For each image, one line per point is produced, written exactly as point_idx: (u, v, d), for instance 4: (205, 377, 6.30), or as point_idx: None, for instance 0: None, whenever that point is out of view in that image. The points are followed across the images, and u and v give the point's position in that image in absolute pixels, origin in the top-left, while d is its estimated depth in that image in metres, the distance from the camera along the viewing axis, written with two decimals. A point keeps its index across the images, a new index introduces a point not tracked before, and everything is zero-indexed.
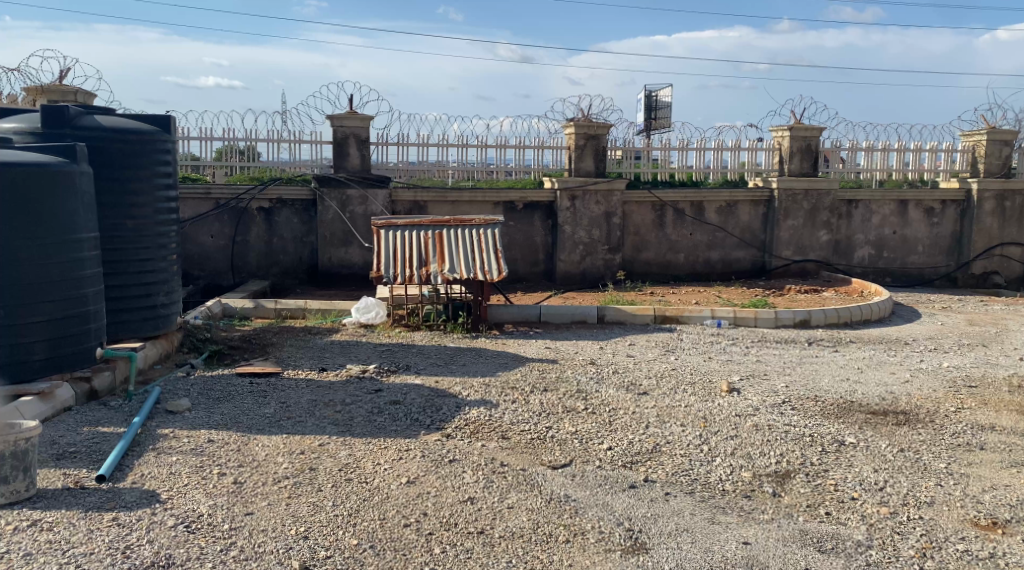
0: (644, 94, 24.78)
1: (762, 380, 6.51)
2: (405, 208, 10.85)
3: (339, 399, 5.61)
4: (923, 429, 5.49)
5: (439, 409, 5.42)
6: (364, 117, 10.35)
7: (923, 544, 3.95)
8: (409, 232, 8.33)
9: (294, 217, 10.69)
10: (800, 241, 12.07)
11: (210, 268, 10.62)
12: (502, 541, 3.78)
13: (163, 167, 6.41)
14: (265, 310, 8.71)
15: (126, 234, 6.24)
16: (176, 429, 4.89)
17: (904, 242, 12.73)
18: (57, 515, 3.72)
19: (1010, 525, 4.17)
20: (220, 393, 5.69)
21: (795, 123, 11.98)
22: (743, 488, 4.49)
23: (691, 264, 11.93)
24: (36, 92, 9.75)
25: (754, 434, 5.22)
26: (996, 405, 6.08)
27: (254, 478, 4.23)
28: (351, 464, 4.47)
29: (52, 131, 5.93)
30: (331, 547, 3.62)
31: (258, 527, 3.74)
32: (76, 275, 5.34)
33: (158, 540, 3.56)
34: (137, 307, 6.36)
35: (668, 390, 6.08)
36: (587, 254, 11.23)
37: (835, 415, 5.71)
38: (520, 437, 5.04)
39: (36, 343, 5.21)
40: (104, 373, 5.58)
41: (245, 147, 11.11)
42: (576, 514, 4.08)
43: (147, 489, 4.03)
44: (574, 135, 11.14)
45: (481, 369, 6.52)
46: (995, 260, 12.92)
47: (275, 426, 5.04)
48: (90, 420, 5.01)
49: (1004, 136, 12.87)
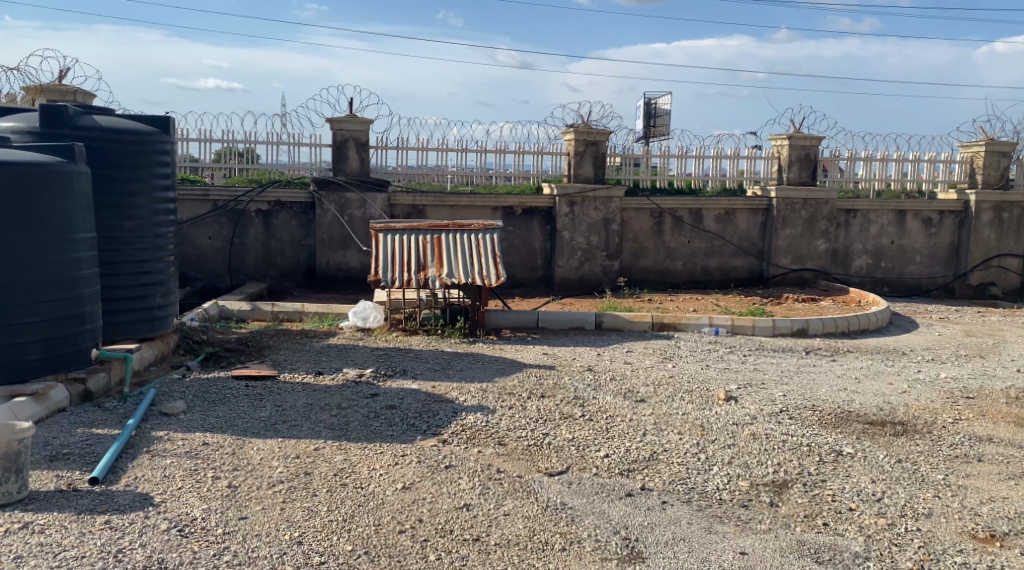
0: (644, 101, 24.82)
1: (759, 388, 6.49)
2: (404, 211, 10.83)
3: (334, 403, 5.58)
4: (921, 440, 5.47)
5: (436, 415, 5.39)
6: (364, 121, 10.37)
7: (922, 556, 3.93)
8: (408, 236, 8.29)
9: (292, 220, 10.67)
10: (798, 250, 12.07)
11: (207, 270, 10.60)
12: (497, 548, 3.75)
13: (162, 167, 6.38)
14: (262, 313, 8.68)
15: (124, 235, 6.21)
16: (171, 431, 4.86)
17: (902, 252, 12.74)
18: (49, 517, 3.69)
19: (1008, 538, 4.16)
20: (215, 395, 5.66)
21: (795, 132, 12.01)
22: (740, 497, 4.47)
23: (689, 271, 11.91)
24: (36, 91, 9.74)
25: (752, 443, 5.20)
26: (994, 416, 6.07)
27: (249, 482, 4.20)
28: (346, 469, 4.45)
29: (51, 131, 5.90)
30: (325, 552, 3.59)
31: (252, 532, 3.71)
32: (73, 275, 5.33)
33: (151, 544, 3.53)
34: (133, 308, 6.33)
35: (666, 398, 6.05)
36: (585, 260, 11.20)
37: (833, 425, 5.69)
38: (516, 443, 5.01)
39: (30, 343, 5.17)
40: (98, 374, 5.57)
41: (245, 149, 11.14)
42: (572, 522, 4.05)
43: (141, 492, 4.00)
44: (574, 141, 11.13)
45: (478, 374, 6.49)
46: (993, 271, 12.93)
47: (271, 429, 5.02)
48: (84, 421, 4.98)
49: (1003, 148, 12.87)
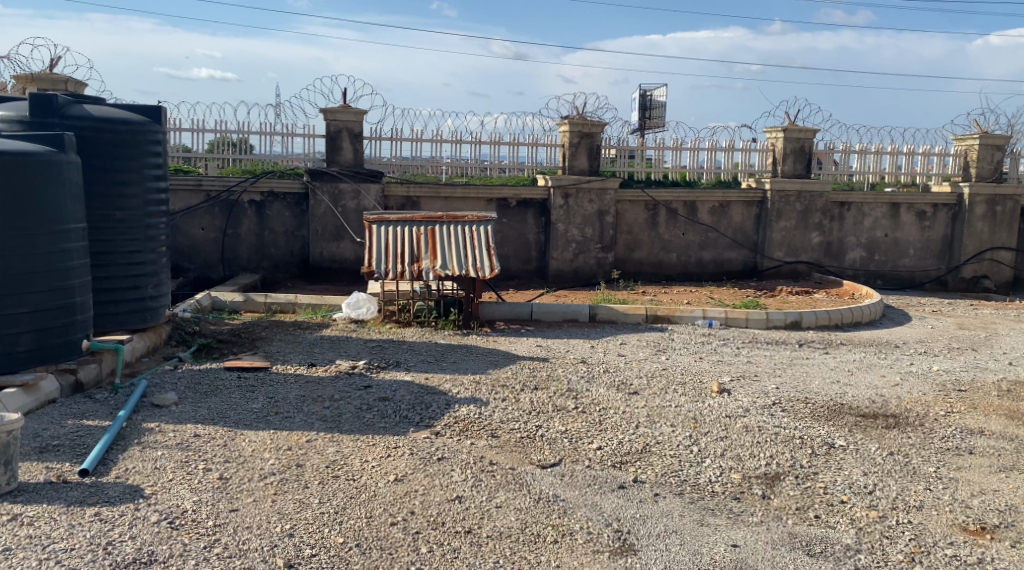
0: (639, 93, 24.72)
1: (752, 381, 6.49)
2: (397, 202, 10.78)
3: (328, 395, 5.57)
4: (913, 433, 5.48)
5: (428, 407, 5.37)
6: (358, 111, 10.33)
7: (913, 548, 3.94)
8: (401, 228, 8.24)
9: (285, 211, 10.63)
10: (792, 243, 12.07)
11: (200, 261, 10.55)
12: (490, 540, 3.75)
13: (153, 157, 6.34)
14: (255, 304, 8.64)
15: (114, 226, 6.16)
16: (162, 424, 4.84)
17: (896, 245, 12.76)
18: (38, 510, 3.67)
19: (998, 531, 4.17)
20: (207, 387, 5.64)
21: (789, 124, 11.95)
22: (733, 490, 4.48)
23: (683, 263, 11.91)
24: (27, 80, 9.67)
25: (744, 435, 5.21)
26: (986, 409, 6.09)
27: (240, 474, 4.19)
28: (339, 461, 4.44)
29: (40, 120, 5.86)
30: (316, 545, 3.58)
31: (243, 524, 3.70)
32: (63, 265, 5.30)
33: (141, 536, 3.52)
34: (124, 299, 6.30)
35: (659, 390, 6.06)
36: (579, 252, 11.21)
37: (825, 417, 5.71)
38: (509, 435, 5.00)
39: (20, 334, 5.14)
40: (89, 365, 5.53)
41: (238, 139, 11.17)
42: (565, 514, 4.06)
43: (131, 484, 3.99)
44: (568, 133, 11.08)
45: (471, 366, 6.47)
46: (985, 264, 12.97)
47: (263, 421, 5.00)
48: (74, 412, 4.95)
49: (997, 141, 12.87)
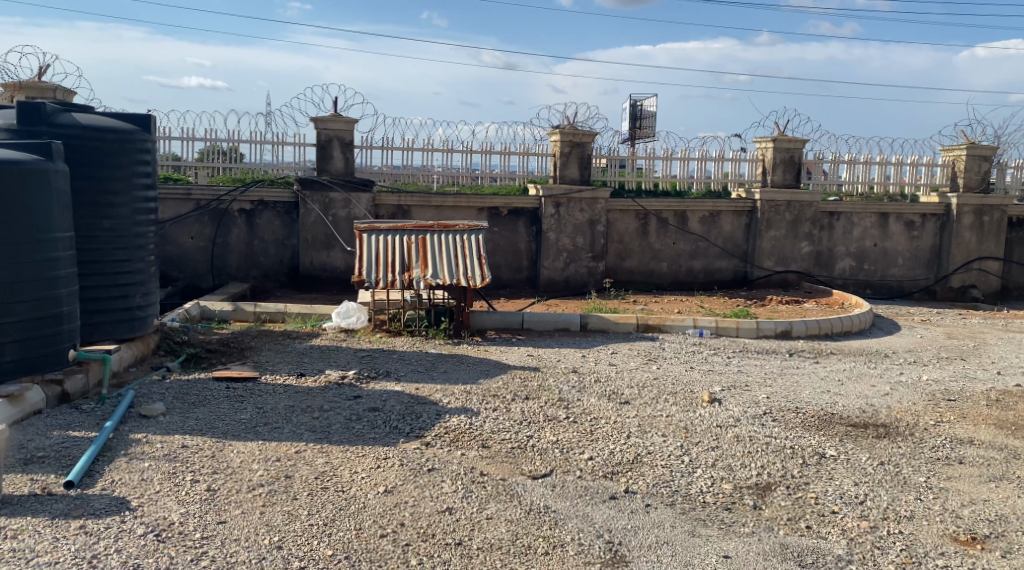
0: (628, 103, 24.83)
1: (743, 391, 6.48)
2: (388, 211, 10.76)
3: (317, 405, 5.53)
4: (903, 443, 5.49)
5: (419, 417, 5.35)
6: (349, 120, 10.31)
7: (904, 559, 3.94)
8: (392, 237, 8.23)
9: (275, 219, 10.60)
10: (782, 252, 12.10)
11: (189, 270, 10.49)
12: (480, 552, 3.72)
13: (141, 165, 6.29)
14: (244, 313, 8.60)
15: (102, 234, 6.12)
16: (149, 434, 4.80)
17: (885, 255, 12.80)
18: (22, 523, 3.62)
19: (989, 540, 4.17)
20: (195, 397, 5.59)
21: (778, 135, 12.01)
22: (724, 500, 4.47)
23: (673, 272, 11.93)
24: (15, 87, 9.62)
25: (736, 445, 5.20)
26: (975, 418, 6.11)
27: (228, 485, 4.14)
28: (328, 472, 4.40)
29: (28, 129, 5.84)
30: (304, 557, 3.55)
31: (231, 536, 3.66)
32: (50, 274, 5.25)
33: (127, 549, 3.48)
34: (112, 309, 6.24)
35: (650, 400, 6.05)
36: (570, 261, 11.20)
37: (816, 426, 5.70)
38: (500, 446, 4.98)
39: (5, 344, 5.08)
40: (76, 376, 5.48)
41: (228, 148, 11.09)
42: (556, 525, 4.03)
43: (117, 496, 3.94)
44: (560, 142, 11.09)
45: (462, 376, 6.45)
46: (973, 273, 13.05)
47: (252, 432, 4.96)
48: (60, 423, 4.90)
49: (984, 151, 12.96)
